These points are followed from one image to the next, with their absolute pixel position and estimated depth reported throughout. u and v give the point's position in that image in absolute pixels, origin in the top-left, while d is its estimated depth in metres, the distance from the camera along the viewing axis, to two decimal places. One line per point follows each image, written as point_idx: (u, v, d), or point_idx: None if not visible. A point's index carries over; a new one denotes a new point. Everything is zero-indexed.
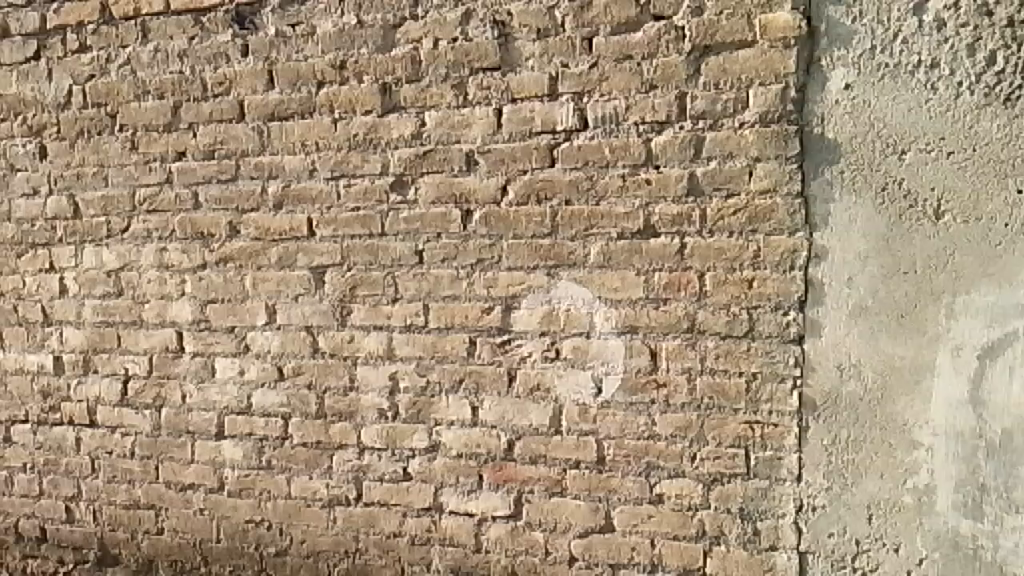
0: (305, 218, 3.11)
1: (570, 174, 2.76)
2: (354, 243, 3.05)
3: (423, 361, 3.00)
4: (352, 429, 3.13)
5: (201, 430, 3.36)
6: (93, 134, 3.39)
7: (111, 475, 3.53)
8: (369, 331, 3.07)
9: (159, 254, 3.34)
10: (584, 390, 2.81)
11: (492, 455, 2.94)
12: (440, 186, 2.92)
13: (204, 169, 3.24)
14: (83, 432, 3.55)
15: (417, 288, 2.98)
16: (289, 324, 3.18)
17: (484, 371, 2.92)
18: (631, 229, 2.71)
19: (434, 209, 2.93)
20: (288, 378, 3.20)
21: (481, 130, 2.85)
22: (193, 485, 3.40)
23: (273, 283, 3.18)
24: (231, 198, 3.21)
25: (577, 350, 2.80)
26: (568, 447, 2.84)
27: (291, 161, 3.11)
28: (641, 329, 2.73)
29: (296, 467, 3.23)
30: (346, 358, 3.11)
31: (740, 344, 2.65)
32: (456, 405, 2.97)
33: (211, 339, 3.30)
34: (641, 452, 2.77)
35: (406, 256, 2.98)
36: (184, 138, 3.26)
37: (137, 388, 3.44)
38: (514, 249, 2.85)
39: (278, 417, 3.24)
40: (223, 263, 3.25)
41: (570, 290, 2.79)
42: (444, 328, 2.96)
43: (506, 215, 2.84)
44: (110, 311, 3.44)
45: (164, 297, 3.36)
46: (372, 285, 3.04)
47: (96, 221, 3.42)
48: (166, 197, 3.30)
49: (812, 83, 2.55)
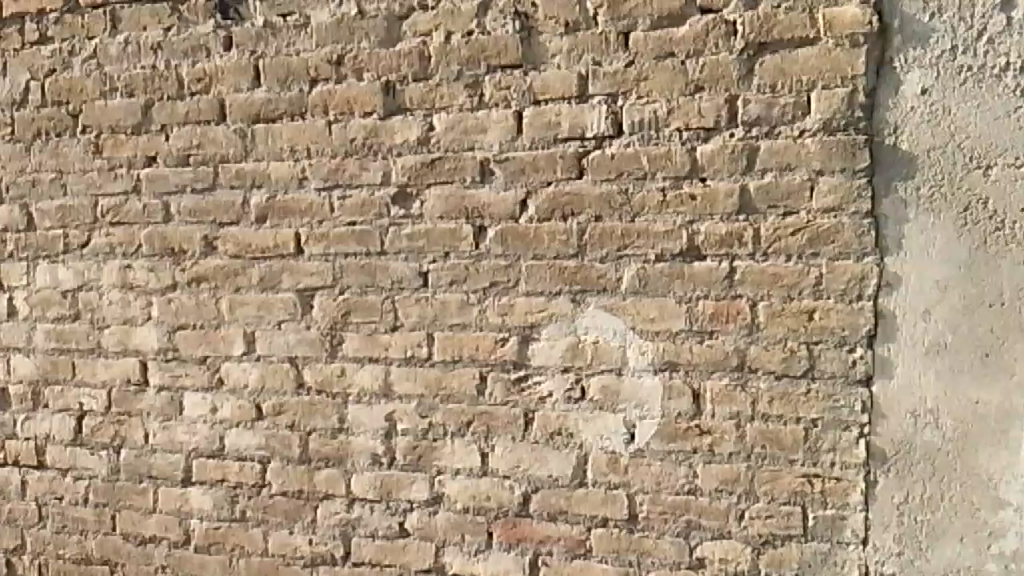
0: (293, 233, 2.72)
1: (601, 187, 2.40)
2: (348, 263, 2.67)
3: (425, 400, 2.61)
4: (340, 477, 2.72)
5: (165, 475, 2.94)
6: (52, 136, 2.99)
7: (61, 524, 3.08)
8: (363, 364, 2.67)
9: (123, 273, 2.94)
10: (614, 436, 2.43)
11: (504, 509, 2.55)
12: (450, 199, 2.55)
13: (177, 176, 2.85)
14: (30, 475, 3.11)
15: (420, 316, 2.60)
16: (269, 355, 2.78)
17: (496, 413, 2.54)
18: (672, 250, 2.34)
19: (442, 224, 2.56)
20: (267, 418, 2.80)
21: (497, 135, 2.50)
22: (155, 537, 2.97)
23: (253, 308, 2.78)
24: (207, 210, 2.82)
25: (606, 389, 2.42)
26: (594, 501, 2.46)
27: (277, 169, 2.73)
28: (681, 366, 2.36)
29: (274, 519, 2.82)
30: (336, 395, 2.71)
31: (798, 386, 2.28)
32: (462, 451, 2.58)
33: (180, 370, 2.89)
34: (680, 509, 2.39)
35: (409, 278, 2.60)
36: (155, 141, 2.87)
37: (93, 426, 3.01)
38: (534, 271, 2.47)
39: (255, 462, 2.82)
40: (196, 284, 2.85)
41: (599, 320, 2.42)
42: (451, 361, 2.58)
43: (526, 232, 2.47)
44: (65, 337, 3.02)
45: (128, 322, 2.95)
46: (369, 311, 2.65)
47: (52, 234, 3.01)
48: (133, 208, 2.91)
49: (884, 86, 2.20)
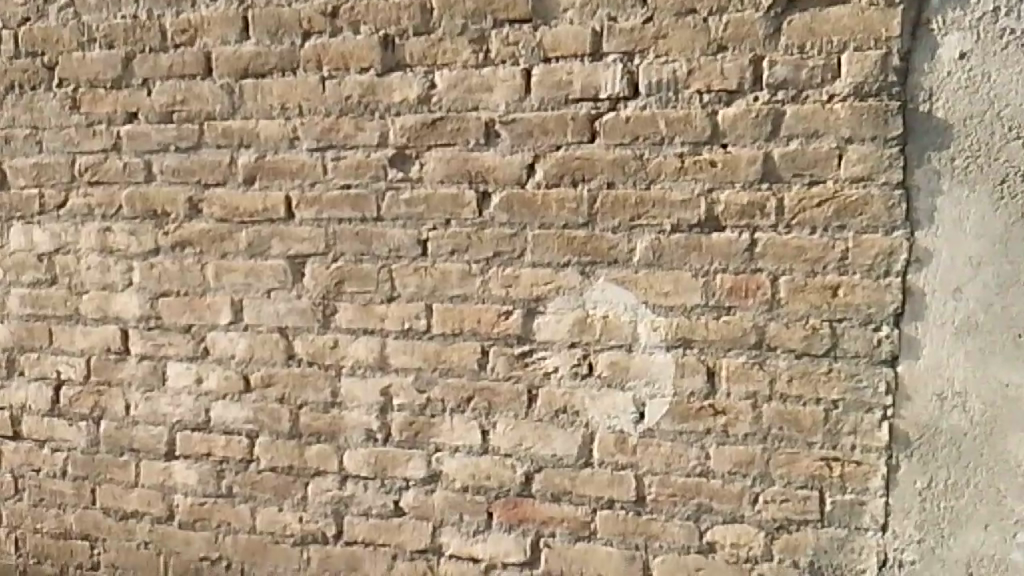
0: (283, 197, 2.56)
1: (614, 151, 2.25)
2: (343, 228, 2.52)
3: (423, 374, 2.48)
4: (332, 452, 2.60)
5: (148, 448, 2.80)
6: (26, 89, 2.81)
7: (37, 498, 2.95)
8: (358, 335, 2.54)
9: (102, 235, 2.77)
10: (622, 415, 2.31)
11: (504, 489, 2.43)
12: (451, 162, 2.40)
13: (160, 134, 2.68)
14: (5, 446, 2.96)
15: (418, 286, 2.46)
16: (258, 324, 2.64)
17: (497, 389, 2.41)
18: (689, 220, 2.21)
19: (444, 189, 2.41)
20: (255, 390, 2.66)
21: (504, 95, 2.34)
22: (136, 513, 2.84)
23: (241, 275, 2.63)
24: (192, 170, 2.65)
25: (615, 366, 2.30)
26: (600, 482, 2.34)
27: (267, 127, 2.56)
28: (696, 343, 2.23)
29: (262, 496, 2.69)
30: (328, 368, 2.58)
31: (819, 365, 2.17)
32: (462, 428, 2.46)
33: (163, 339, 2.74)
34: (691, 492, 2.28)
35: (407, 246, 2.46)
36: (136, 95, 2.69)
37: (72, 396, 2.87)
38: (540, 240, 2.33)
39: (243, 436, 2.69)
40: (181, 248, 2.69)
41: (610, 293, 2.28)
42: (451, 334, 2.44)
43: (533, 198, 2.33)
44: (41, 303, 2.86)
45: (107, 287, 2.79)
46: (364, 280, 2.51)
47: (27, 193, 2.84)
48: (113, 166, 2.74)
49: (920, 49, 2.07)
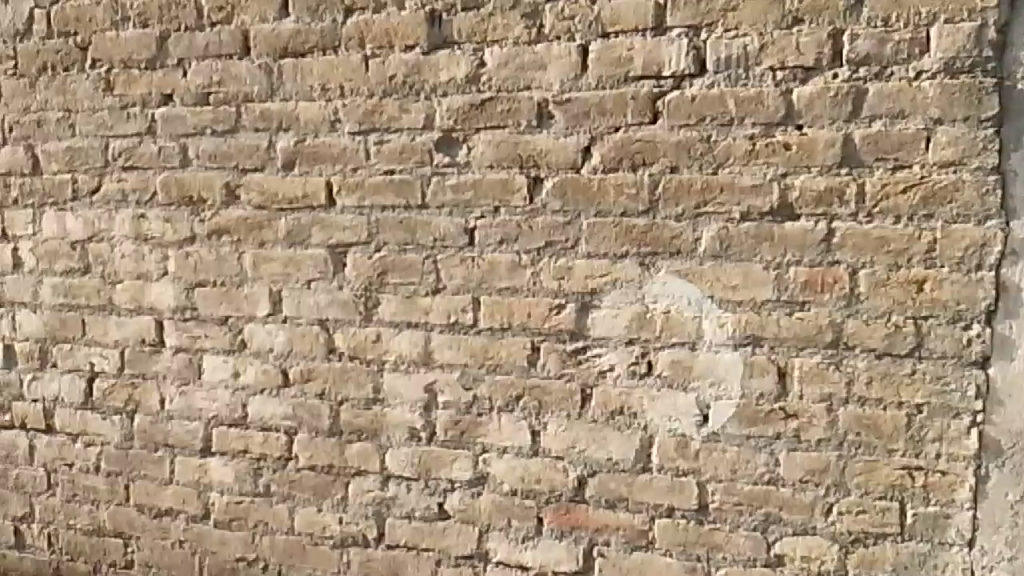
0: (324, 182, 2.43)
1: (678, 133, 2.08)
2: (386, 216, 2.38)
3: (469, 371, 2.34)
4: (374, 452, 2.47)
5: (183, 444, 2.70)
6: (58, 70, 2.71)
7: (71, 493, 2.87)
8: (401, 329, 2.40)
9: (136, 223, 2.67)
10: (684, 418, 2.15)
11: (555, 494, 2.28)
12: (501, 145, 2.24)
13: (196, 117, 2.56)
14: (38, 439, 2.89)
15: (465, 278, 2.32)
16: (297, 316, 2.51)
17: (548, 388, 2.25)
18: (760, 208, 2.04)
19: (493, 174, 2.25)
20: (294, 385, 2.54)
21: (558, 72, 2.17)
22: (171, 510, 2.74)
23: (279, 265, 2.51)
24: (229, 155, 2.53)
25: (677, 365, 2.14)
26: (659, 489, 2.19)
27: (307, 109, 2.43)
28: (766, 341, 2.07)
29: (301, 496, 2.58)
30: (370, 363, 2.45)
31: (902, 366, 2.00)
32: (511, 429, 2.31)
33: (199, 331, 2.63)
34: (758, 501, 2.12)
35: (453, 235, 2.31)
36: (171, 76, 2.58)
37: (106, 389, 2.78)
38: (596, 229, 2.16)
39: (281, 433, 2.58)
40: (217, 237, 2.58)
41: (672, 287, 2.12)
42: (498, 329, 2.29)
43: (588, 184, 2.16)
44: (74, 292, 2.77)
45: (142, 277, 2.69)
46: (407, 271, 2.37)
47: (60, 179, 2.75)
48: (147, 151, 2.63)
49: (1019, 21, 1.88)
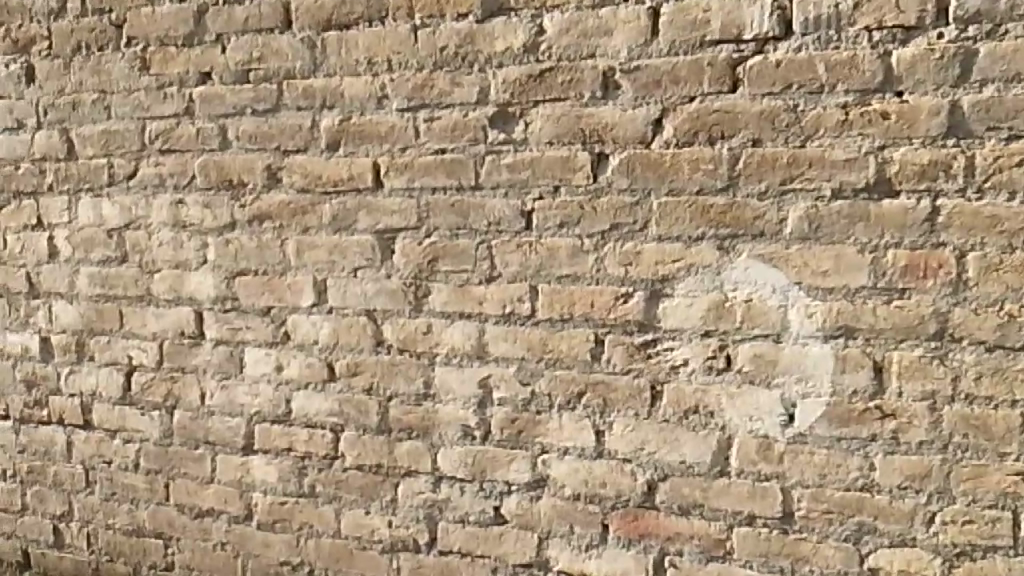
0: (370, 163, 2.27)
1: (761, 102, 1.88)
2: (436, 199, 2.21)
3: (527, 365, 2.15)
4: (425, 451, 2.31)
5: (224, 441, 2.56)
6: (93, 49, 2.58)
7: (110, 491, 2.76)
8: (453, 319, 2.23)
9: (174, 209, 2.53)
10: (767, 418, 1.95)
11: (622, 499, 2.10)
12: (562, 119, 2.05)
13: (235, 95, 2.41)
14: (76, 435, 2.78)
15: (522, 264, 2.13)
16: (343, 306, 2.36)
17: (614, 384, 2.06)
18: (854, 184, 1.84)
19: (553, 151, 2.06)
20: (340, 379, 2.39)
21: (626, 38, 1.97)
22: (212, 511, 2.61)
23: (324, 251, 2.36)
24: (270, 135, 2.38)
25: (759, 360, 1.94)
26: (738, 495, 1.99)
27: (352, 85, 2.27)
28: (861, 332, 1.87)
29: (348, 497, 2.43)
30: (420, 356, 2.28)
31: (1016, 360, 1.79)
32: (573, 429, 2.12)
33: (240, 323, 2.49)
34: (850, 509, 1.92)
35: (509, 218, 2.13)
36: (210, 53, 2.43)
37: (144, 383, 2.66)
38: (668, 209, 1.97)
39: (327, 430, 2.43)
40: (258, 223, 2.43)
41: (753, 273, 1.92)
42: (558, 320, 2.10)
43: (660, 160, 1.97)
44: (111, 283, 2.65)
45: (180, 266, 2.55)
46: (460, 257, 2.20)
47: (95, 164, 2.62)
48: (185, 132, 2.49)
49: None
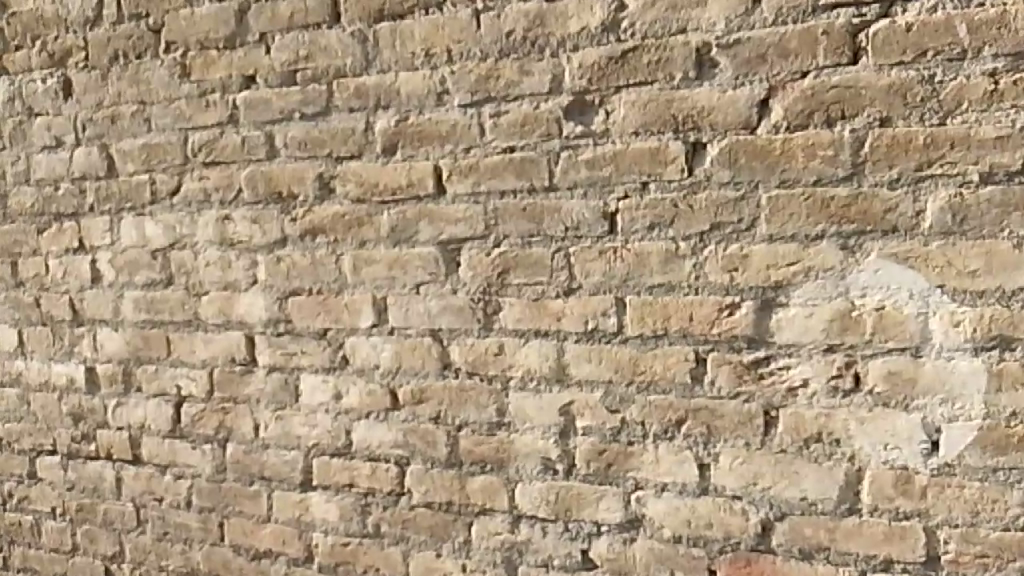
0: (431, 167, 2.04)
1: (889, 74, 1.61)
2: (506, 203, 1.97)
3: (615, 389, 1.89)
4: (501, 486, 2.06)
5: (280, 476, 2.35)
6: (131, 58, 2.40)
7: (162, 531, 2.57)
8: (529, 338, 1.98)
9: (221, 225, 2.33)
10: (906, 446, 1.66)
11: (732, 542, 1.83)
12: (650, 105, 1.79)
13: (282, 99, 2.20)
14: (126, 471, 2.60)
15: (606, 274, 1.87)
16: (405, 327, 2.13)
17: (720, 409, 1.80)
18: (1006, 166, 1.55)
19: (640, 143, 1.81)
20: (404, 407, 2.16)
21: (723, 9, 1.72)
22: (270, 552, 2.40)
23: (383, 266, 2.13)
24: (321, 140, 2.17)
25: (895, 378, 1.65)
26: (872, 536, 1.70)
27: (409, 80, 2.04)
28: (1020, 342, 1.57)
29: (417, 538, 2.19)
30: (493, 380, 2.04)
31: None
32: (671, 461, 1.86)
33: (294, 347, 2.28)
34: (1011, 553, 1.62)
35: (589, 221, 1.87)
36: (254, 54, 2.23)
37: (194, 415, 2.46)
38: (780, 204, 1.70)
39: (391, 464, 2.19)
40: (310, 237, 2.21)
41: (886, 276, 1.64)
42: (650, 336, 1.84)
43: (768, 147, 1.70)
44: (157, 307, 2.46)
45: (228, 287, 2.35)
46: (535, 268, 1.95)
47: (137, 180, 2.44)
48: (229, 142, 2.29)
49: None
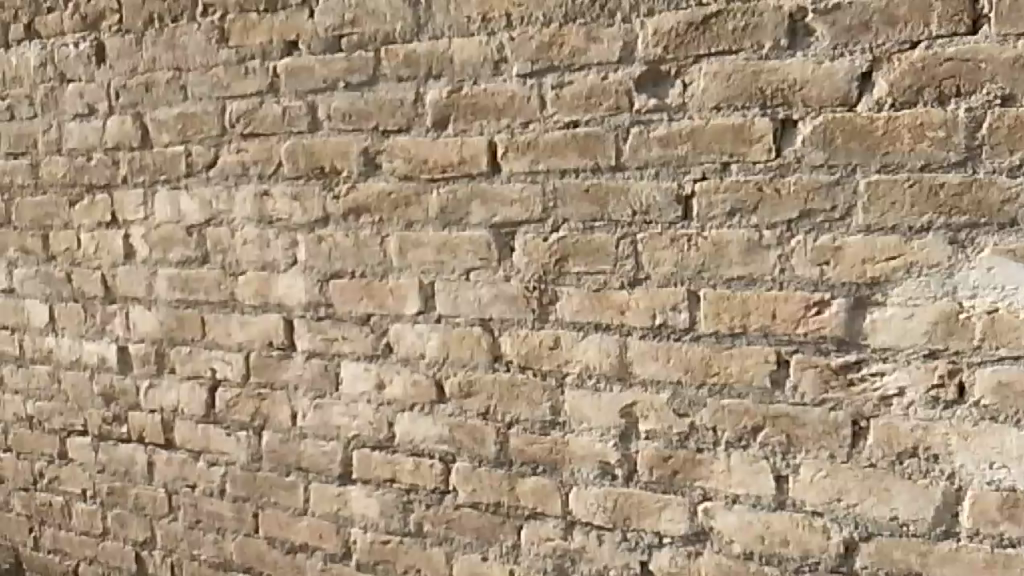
0: (486, 142, 1.88)
1: (1013, 46, 1.45)
2: (567, 183, 1.80)
3: (684, 391, 1.74)
4: (554, 490, 1.91)
5: (318, 468, 2.22)
6: (167, 21, 2.26)
7: (194, 519, 2.46)
8: (588, 332, 1.82)
9: (259, 201, 2.19)
10: (1015, 465, 1.52)
11: (810, 561, 1.68)
12: (734, 78, 1.63)
13: (326, 67, 2.05)
14: (158, 455, 2.49)
15: (678, 264, 1.71)
16: (454, 315, 1.98)
17: (803, 417, 1.65)
18: None
19: (721, 119, 1.64)
20: (451, 401, 2.01)
21: None
22: (306, 547, 2.27)
23: (431, 250, 1.97)
24: (367, 113, 2.01)
25: (1007, 390, 1.51)
26: (971, 563, 1.56)
27: (463, 48, 1.87)
28: None
29: (461, 540, 2.05)
30: (547, 376, 1.88)
31: None
32: (745, 471, 1.71)
33: (335, 332, 2.14)
34: None
35: (661, 205, 1.71)
36: (296, 18, 2.07)
37: (229, 400, 2.33)
38: (881, 191, 1.54)
39: (436, 460, 2.05)
40: (354, 217, 2.06)
41: (1000, 276, 1.49)
42: (726, 335, 1.69)
43: (869, 127, 1.54)
44: (191, 286, 2.34)
45: (266, 267, 2.21)
46: (598, 255, 1.78)
47: (172, 151, 2.30)
48: (269, 113, 2.14)
49: None
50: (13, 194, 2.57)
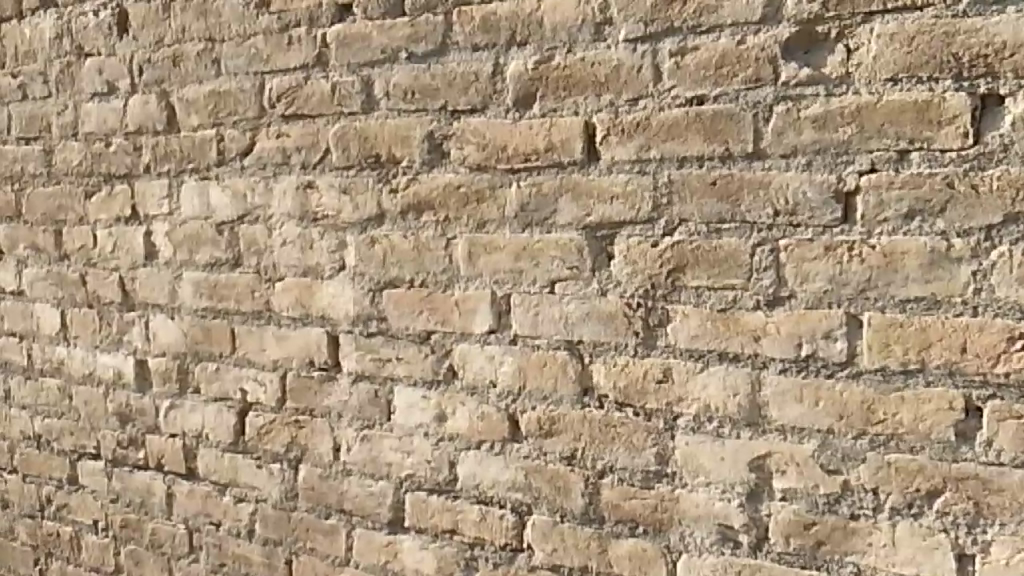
0: (581, 124, 1.52)
1: None
2: (687, 175, 1.44)
3: (836, 441, 1.38)
4: (658, 555, 1.54)
5: (364, 512, 1.86)
6: None
7: (217, 562, 2.11)
8: (710, 363, 1.46)
9: (302, 195, 1.85)
10: None
11: None
12: (919, 40, 1.27)
13: (384, 34, 1.70)
14: (178, 487, 2.15)
15: (835, 280, 1.35)
16: (534, 337, 1.61)
17: (998, 481, 1.29)
18: None
19: (899, 93, 1.29)
20: (528, 441, 1.64)
21: None
22: None
23: (509, 256, 1.61)
24: (433, 88, 1.66)
25: None
26: None
27: (556, 7, 1.52)
28: None
29: None
30: (653, 415, 1.52)
31: None
32: (916, 546, 1.34)
33: (388, 352, 1.78)
34: None
35: (813, 203, 1.35)
36: None
37: (261, 427, 1.99)
38: None
39: (507, 511, 1.68)
40: (414, 214, 1.71)
41: None
42: (896, 372, 1.33)
43: None
44: (221, 292, 2.00)
45: (307, 272, 1.86)
46: (725, 267, 1.43)
47: (201, 135, 1.97)
48: (315, 89, 1.80)
49: None
50: (24, 185, 2.26)
